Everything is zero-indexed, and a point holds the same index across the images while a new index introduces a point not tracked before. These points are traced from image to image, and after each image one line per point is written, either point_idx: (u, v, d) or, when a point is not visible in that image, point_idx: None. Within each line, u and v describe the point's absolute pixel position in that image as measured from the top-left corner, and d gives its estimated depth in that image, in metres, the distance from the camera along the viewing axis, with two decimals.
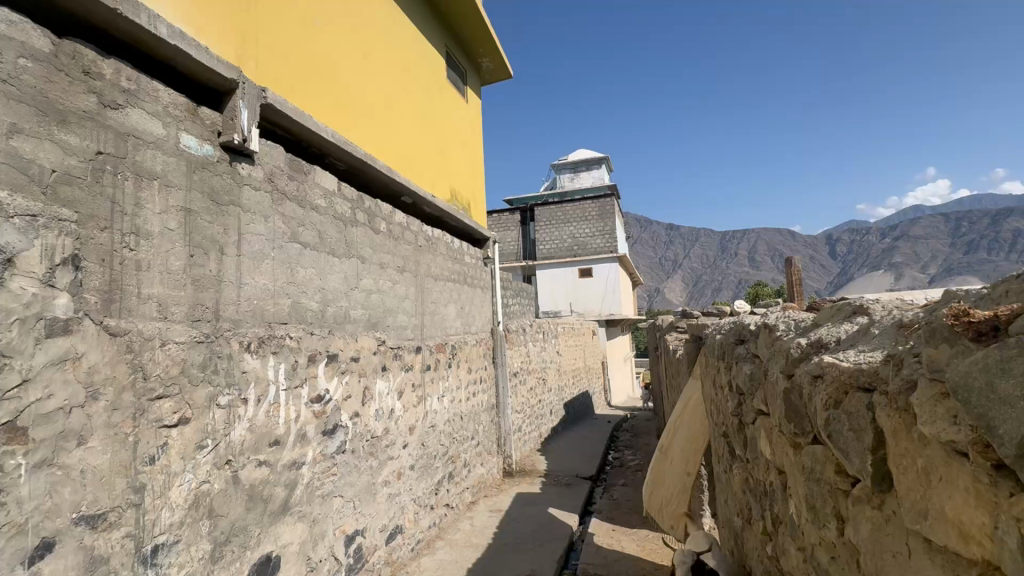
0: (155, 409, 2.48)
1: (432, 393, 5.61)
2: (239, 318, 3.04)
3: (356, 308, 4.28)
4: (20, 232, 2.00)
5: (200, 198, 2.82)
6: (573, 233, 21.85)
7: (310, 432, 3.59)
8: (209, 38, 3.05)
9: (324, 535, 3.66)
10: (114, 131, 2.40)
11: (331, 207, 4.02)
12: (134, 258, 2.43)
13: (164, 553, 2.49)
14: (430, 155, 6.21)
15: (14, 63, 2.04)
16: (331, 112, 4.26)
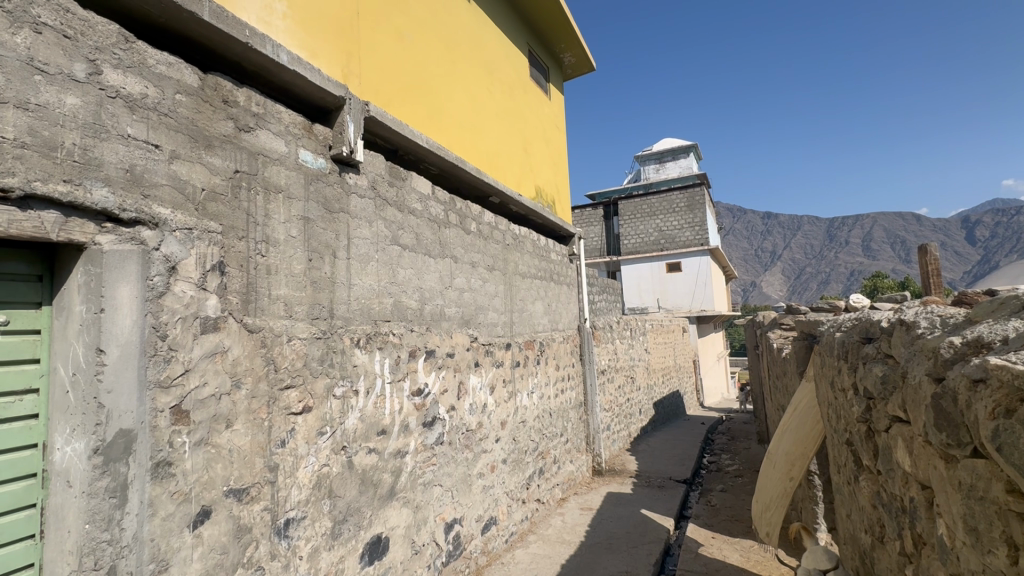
0: (284, 398, 2.78)
1: (522, 390, 5.69)
2: (350, 316, 3.30)
3: (450, 306, 4.46)
4: (180, 243, 2.33)
5: (316, 207, 3.10)
6: (659, 225, 21.09)
7: (412, 423, 3.82)
8: (319, 61, 3.35)
9: (426, 522, 3.87)
10: (247, 151, 2.71)
11: (426, 210, 4.23)
12: (265, 263, 2.73)
13: (294, 527, 2.78)
14: (514, 154, 6.28)
15: (173, 98, 2.38)
16: (424, 120, 4.48)
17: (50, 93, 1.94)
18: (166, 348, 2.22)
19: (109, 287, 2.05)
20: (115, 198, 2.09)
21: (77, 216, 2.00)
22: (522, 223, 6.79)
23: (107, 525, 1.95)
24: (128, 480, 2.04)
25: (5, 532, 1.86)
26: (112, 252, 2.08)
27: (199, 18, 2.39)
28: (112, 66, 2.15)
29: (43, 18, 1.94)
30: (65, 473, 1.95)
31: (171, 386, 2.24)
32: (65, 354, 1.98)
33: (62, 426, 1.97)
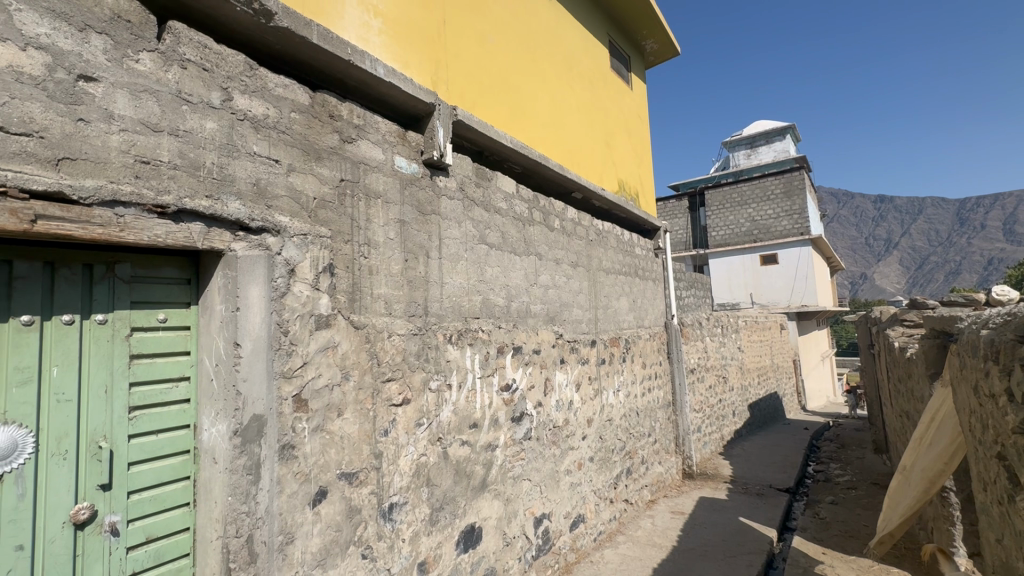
0: (386, 390, 2.97)
1: (608, 388, 5.60)
2: (443, 313, 3.45)
3: (536, 303, 4.50)
4: (298, 248, 2.57)
5: (410, 210, 3.28)
6: (752, 215, 19.69)
7: (501, 417, 3.91)
8: (411, 72, 3.54)
9: (516, 515, 3.95)
10: (350, 161, 2.92)
11: (511, 209, 4.29)
12: (367, 264, 2.94)
13: (397, 511, 2.96)
14: (596, 148, 6.18)
15: (289, 117, 2.63)
16: (506, 120, 4.54)
17: (194, 120, 2.23)
18: (288, 342, 2.47)
19: (242, 288, 2.32)
20: (244, 209, 2.35)
21: (216, 226, 2.27)
22: (606, 218, 6.66)
23: (244, 498, 2.22)
24: (261, 459, 2.30)
25: (168, 498, 2.19)
26: (244, 257, 2.35)
27: (309, 41, 2.61)
28: (240, 92, 2.42)
29: (187, 55, 2.23)
30: (211, 451, 2.24)
31: (293, 377, 2.48)
32: (209, 347, 2.28)
33: (208, 409, 2.27)
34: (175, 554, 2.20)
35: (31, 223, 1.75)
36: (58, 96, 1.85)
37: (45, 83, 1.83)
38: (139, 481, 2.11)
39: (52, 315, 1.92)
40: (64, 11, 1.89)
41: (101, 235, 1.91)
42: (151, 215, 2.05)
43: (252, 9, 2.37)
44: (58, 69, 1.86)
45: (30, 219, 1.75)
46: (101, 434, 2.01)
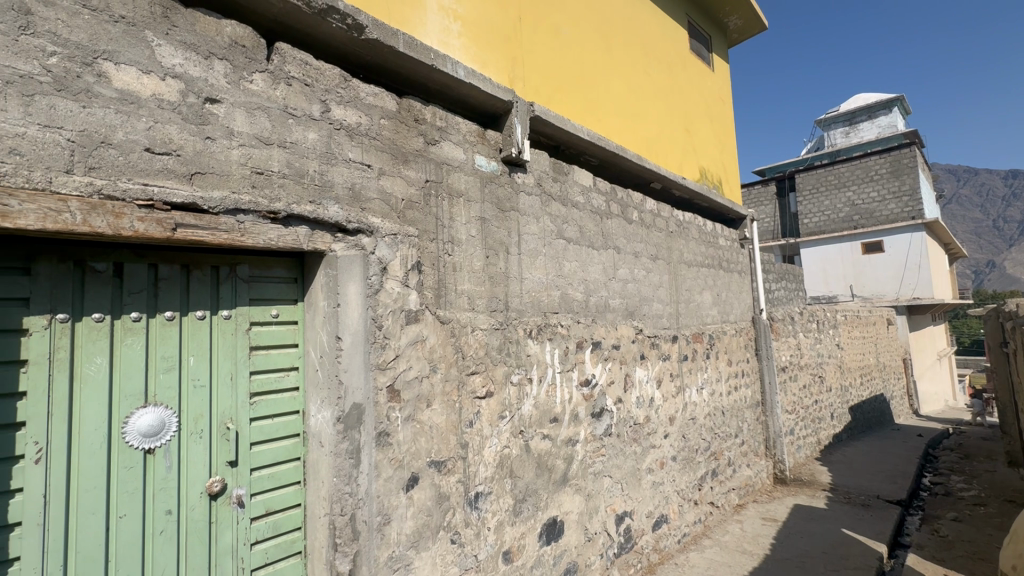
0: (471, 383, 3.07)
1: (690, 385, 5.38)
2: (523, 308, 3.50)
3: (615, 298, 4.42)
4: (389, 247, 2.72)
5: (490, 207, 3.35)
6: (851, 199, 17.90)
7: (581, 412, 3.89)
8: (489, 71, 3.61)
9: (597, 511, 3.92)
10: (434, 162, 3.04)
11: (588, 202, 4.24)
12: (451, 261, 3.05)
13: (483, 500, 3.06)
14: (676, 135, 5.93)
15: (379, 123, 2.78)
16: (582, 112, 4.49)
17: (298, 131, 2.43)
18: (382, 336, 2.63)
19: (342, 285, 2.50)
20: (342, 212, 2.53)
21: (319, 229, 2.47)
22: (687, 208, 6.36)
23: (347, 480, 2.41)
24: (361, 445, 2.48)
25: (283, 476, 2.43)
26: (343, 257, 2.53)
27: (396, 50, 2.74)
28: (336, 103, 2.60)
29: (292, 73, 2.44)
30: (318, 435, 2.44)
31: (387, 368, 2.64)
32: (314, 340, 2.48)
33: (314, 397, 2.47)
34: (290, 527, 2.43)
35: (172, 230, 2.00)
36: (190, 117, 2.10)
37: (180, 106, 2.07)
38: (259, 460, 2.35)
39: (188, 311, 2.19)
40: (193, 42, 2.13)
41: (226, 239, 2.14)
42: (265, 221, 2.28)
43: (346, 25, 2.53)
44: (190, 94, 2.10)
45: (171, 227, 1.99)
46: (229, 417, 2.27)
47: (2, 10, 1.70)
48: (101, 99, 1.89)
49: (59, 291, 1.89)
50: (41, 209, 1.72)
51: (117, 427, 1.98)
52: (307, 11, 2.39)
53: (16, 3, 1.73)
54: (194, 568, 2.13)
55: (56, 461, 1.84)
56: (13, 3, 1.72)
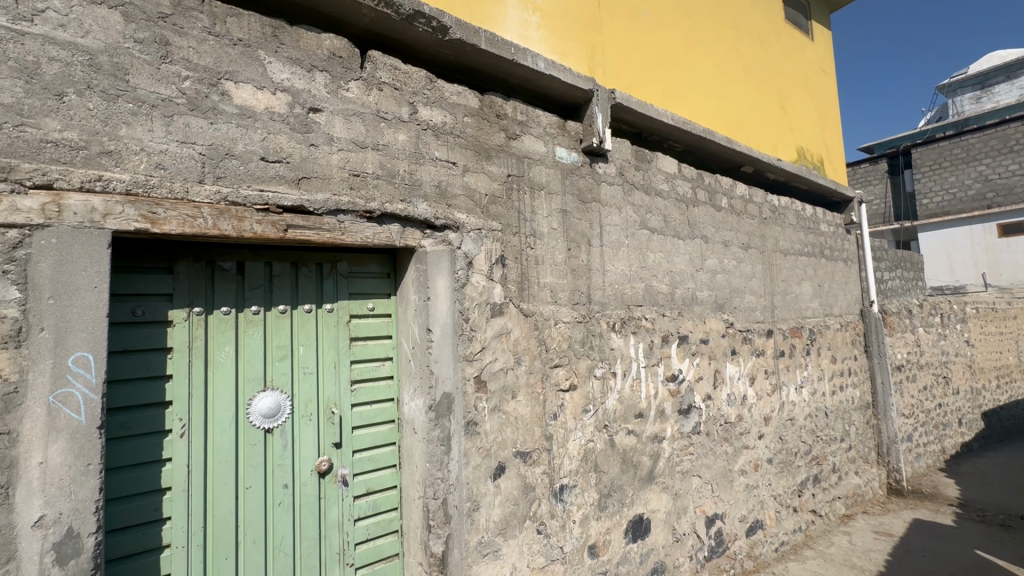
0: (554, 376, 3.07)
1: (788, 384, 4.98)
2: (606, 301, 3.44)
3: (702, 290, 4.19)
4: (474, 242, 2.79)
5: (572, 199, 3.31)
6: (984, 173, 15.53)
7: (668, 408, 3.75)
8: (568, 61, 3.57)
9: (686, 511, 3.77)
10: (516, 157, 3.06)
11: (673, 189, 4.05)
12: (534, 255, 3.06)
13: (568, 492, 3.06)
14: (770, 114, 5.48)
15: (463, 121, 2.85)
16: (666, 97, 4.29)
17: (390, 134, 2.56)
18: (468, 328, 2.71)
19: (431, 279, 2.61)
20: (430, 209, 2.63)
21: (410, 226, 2.58)
22: (783, 192, 5.88)
23: (439, 466, 2.52)
24: (451, 433, 2.58)
25: (381, 459, 2.59)
26: (432, 252, 2.63)
27: (478, 48, 2.80)
28: (423, 104, 2.70)
29: (383, 78, 2.57)
30: (411, 422, 2.57)
31: (474, 359, 2.72)
32: (407, 332, 2.62)
33: (408, 386, 2.61)
34: (388, 506, 2.60)
35: (284, 231, 2.20)
36: (297, 127, 2.28)
37: (288, 117, 2.26)
38: (360, 443, 2.53)
39: (298, 305, 2.40)
40: (298, 57, 2.32)
41: (329, 237, 2.32)
42: (362, 220, 2.43)
43: (431, 28, 2.62)
44: (296, 105, 2.29)
45: (284, 228, 2.19)
46: (334, 402, 2.46)
47: (147, 43, 1.96)
48: (225, 115, 2.11)
49: (195, 287, 2.15)
50: (181, 215, 1.96)
51: (243, 408, 2.22)
52: (396, 18, 2.51)
53: (157, 36, 1.98)
54: (307, 538, 2.34)
55: (196, 436, 2.10)
56: (155, 36, 1.97)
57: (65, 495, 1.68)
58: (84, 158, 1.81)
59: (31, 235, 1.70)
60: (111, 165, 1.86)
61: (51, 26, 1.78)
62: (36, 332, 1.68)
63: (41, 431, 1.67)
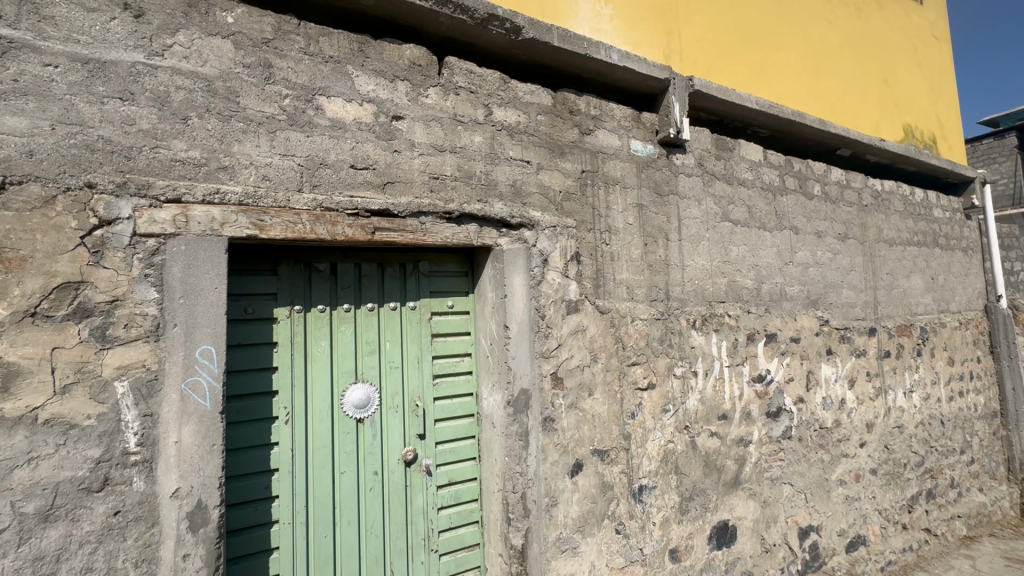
0: (632, 373, 3.01)
1: (895, 388, 4.51)
2: (686, 298, 3.31)
3: (792, 284, 3.90)
4: (550, 239, 2.80)
5: (648, 193, 3.22)
6: None
7: (754, 411, 3.53)
8: (643, 50, 3.47)
9: (776, 520, 3.54)
10: (590, 152, 3.03)
11: (759, 178, 3.80)
12: (609, 251, 3.01)
13: (647, 493, 2.99)
14: (871, 90, 4.98)
15: (536, 119, 2.87)
16: (749, 79, 4.03)
17: (466, 136, 2.63)
18: (545, 325, 2.73)
19: (508, 277, 2.65)
20: (506, 208, 2.68)
21: (487, 226, 2.65)
22: (888, 176, 5.30)
23: (518, 460, 2.57)
24: (529, 428, 2.62)
25: (461, 451, 2.69)
26: (508, 250, 2.68)
27: (551, 45, 2.80)
28: (498, 105, 2.75)
29: (459, 83, 2.65)
30: (490, 417, 2.65)
31: (550, 356, 2.73)
32: (485, 328, 2.69)
33: (486, 381, 2.68)
34: (469, 498, 2.69)
35: (372, 233, 2.34)
36: (381, 134, 2.42)
37: (374, 126, 2.40)
38: (442, 435, 2.63)
39: (385, 303, 2.55)
40: (382, 69, 2.45)
41: (412, 238, 2.44)
42: (442, 221, 2.52)
43: (505, 29, 2.66)
44: (381, 114, 2.42)
45: (371, 231, 2.34)
46: (417, 395, 2.58)
47: (254, 66, 2.16)
48: (319, 128, 2.28)
49: (295, 287, 2.35)
50: (284, 222, 2.15)
51: (337, 399, 2.40)
52: (471, 23, 2.58)
53: (262, 60, 2.18)
54: (395, 523, 2.49)
55: (298, 422, 2.30)
56: (260, 60, 2.18)
57: (195, 471, 1.92)
58: (205, 173, 2.04)
59: (165, 243, 1.94)
60: (227, 179, 2.08)
61: (177, 58, 2.03)
62: (170, 328, 1.93)
63: (176, 414, 1.91)
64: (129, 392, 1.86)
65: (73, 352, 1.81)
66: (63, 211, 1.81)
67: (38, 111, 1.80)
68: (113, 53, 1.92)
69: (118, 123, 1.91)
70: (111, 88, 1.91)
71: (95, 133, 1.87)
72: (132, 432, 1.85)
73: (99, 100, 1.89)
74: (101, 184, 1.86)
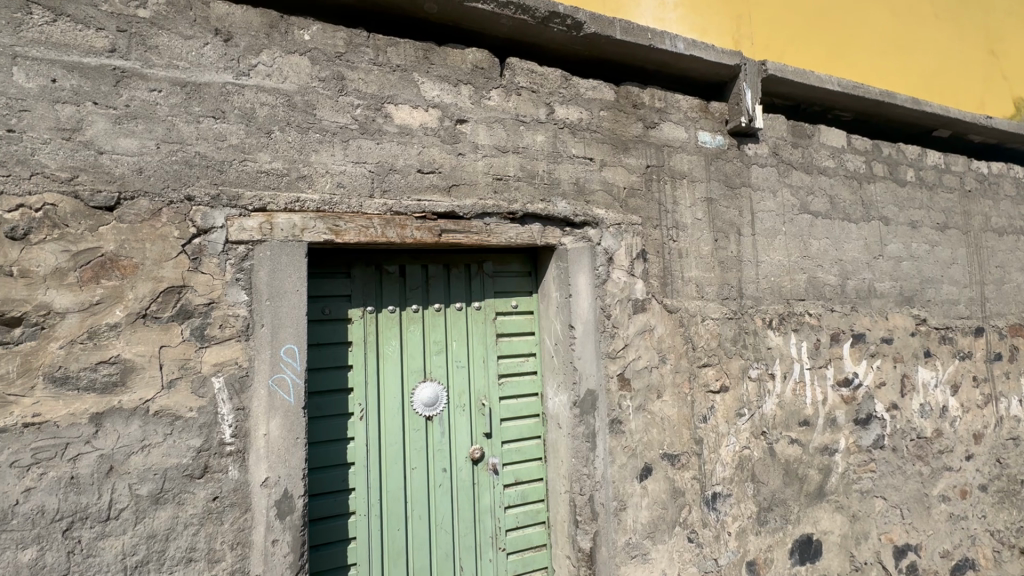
0: (703, 375, 2.88)
1: (1008, 395, 4.01)
2: (761, 296, 3.12)
3: (882, 280, 3.57)
4: (614, 237, 2.74)
5: (718, 186, 3.07)
6: None
7: (840, 417, 3.27)
8: (710, 37, 3.32)
9: (867, 537, 3.26)
10: (655, 146, 2.93)
11: (842, 165, 3.52)
12: (677, 248, 2.90)
13: (721, 501, 2.84)
14: (973, 63, 4.47)
15: (599, 115, 2.82)
16: (829, 60, 3.75)
17: (529, 136, 2.63)
18: (611, 325, 2.68)
19: (572, 276, 2.63)
20: (569, 207, 2.66)
21: (551, 225, 2.63)
22: (995, 158, 4.74)
23: (585, 462, 2.55)
24: (595, 430, 2.58)
25: (528, 451, 2.69)
26: (572, 249, 2.65)
27: (614, 38, 2.74)
28: (560, 103, 2.73)
29: (521, 83, 2.66)
30: (556, 417, 2.63)
31: (616, 357, 2.68)
32: (549, 328, 2.68)
33: (552, 381, 2.66)
34: (535, 498, 2.68)
35: (439, 236, 2.40)
36: (446, 138, 2.47)
37: (439, 131, 2.46)
38: (508, 434, 2.65)
39: (452, 303, 2.60)
40: (446, 74, 2.51)
41: (477, 239, 2.48)
42: (506, 221, 2.54)
43: (566, 26, 2.64)
44: (445, 119, 2.48)
45: (438, 233, 2.40)
46: (483, 395, 2.61)
47: (329, 80, 2.28)
48: (388, 135, 2.36)
49: (367, 288, 2.45)
50: (357, 226, 2.25)
51: (408, 397, 2.47)
52: (532, 22, 2.58)
53: (335, 73, 2.29)
54: (463, 520, 2.53)
55: (372, 419, 2.40)
56: (334, 74, 2.29)
57: (282, 462, 2.05)
58: (286, 183, 2.17)
59: (253, 249, 2.09)
60: (306, 188, 2.20)
61: (261, 77, 2.18)
62: (258, 328, 2.07)
63: (264, 408, 2.05)
64: (224, 387, 2.02)
65: (177, 350, 1.98)
66: (167, 222, 1.99)
67: (145, 132, 1.99)
68: (206, 76, 2.09)
69: (212, 140, 2.08)
70: (205, 108, 2.08)
71: (192, 150, 2.05)
72: (227, 424, 2.01)
73: (196, 120, 2.06)
74: (198, 197, 2.03)
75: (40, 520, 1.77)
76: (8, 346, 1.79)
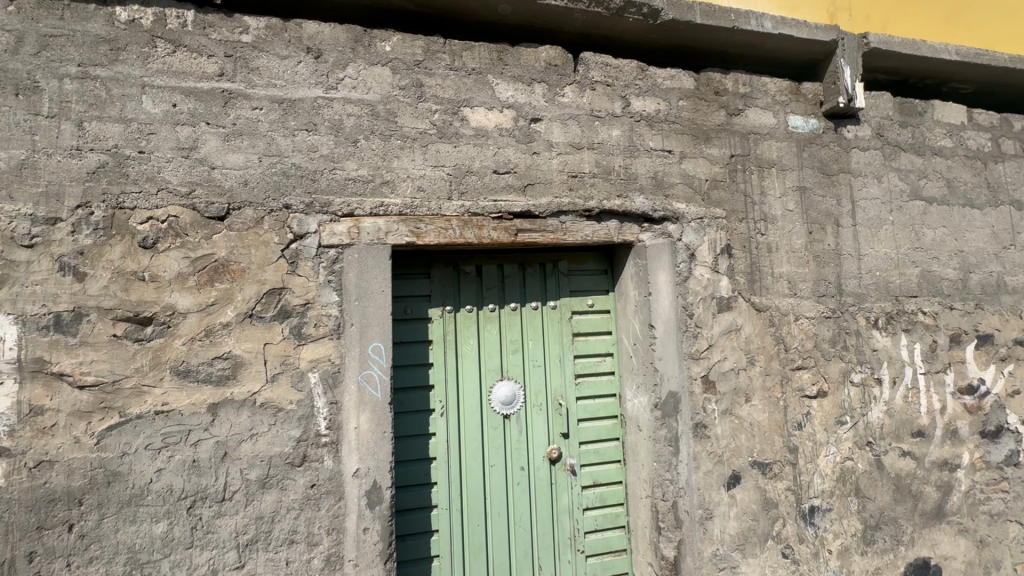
0: (797, 378, 2.67)
1: None
2: (864, 293, 2.84)
3: (1014, 273, 3.12)
4: (696, 232, 2.62)
5: (812, 173, 2.83)
6: None
7: (963, 428, 2.90)
8: (802, 13, 3.07)
9: (998, 566, 2.86)
10: (740, 134, 2.75)
11: (961, 144, 3.11)
12: (766, 242, 2.71)
13: (820, 516, 2.62)
14: None
15: (677, 105, 2.69)
16: (944, 26, 3.33)
17: (604, 131, 2.57)
18: (694, 325, 2.56)
19: (652, 274, 2.54)
20: (648, 202, 2.57)
21: (628, 222, 2.56)
22: None
23: (667, 467, 2.46)
24: (678, 434, 2.48)
25: (606, 453, 2.63)
26: (652, 246, 2.56)
27: (694, 23, 2.61)
28: (635, 95, 2.64)
29: (595, 77, 2.60)
30: (635, 419, 2.56)
31: (700, 358, 2.55)
32: (627, 328, 2.61)
33: (631, 382, 2.59)
34: (615, 501, 2.62)
35: (515, 235, 2.42)
36: (521, 138, 2.47)
37: (514, 131, 2.47)
38: (586, 435, 2.61)
39: (528, 302, 2.60)
40: (520, 74, 2.51)
41: (553, 238, 2.47)
42: (583, 219, 2.50)
43: (642, 15, 2.55)
44: (520, 119, 2.48)
45: (514, 233, 2.41)
46: (561, 395, 2.59)
47: (408, 88, 2.36)
48: (464, 138, 2.41)
49: (446, 288, 2.51)
50: (437, 228, 2.32)
51: (486, 395, 2.51)
52: (607, 14, 2.52)
53: (414, 80, 2.37)
54: (542, 519, 2.53)
55: (452, 416, 2.46)
56: (413, 81, 2.37)
57: (371, 454, 2.16)
58: (371, 189, 2.28)
59: (343, 253, 2.21)
60: (389, 193, 2.30)
61: (348, 89, 2.30)
62: (348, 327, 2.20)
63: (355, 403, 2.17)
64: (319, 382, 2.16)
65: (278, 347, 2.14)
66: (269, 229, 2.16)
67: (250, 147, 2.17)
68: (300, 92, 2.25)
69: (306, 151, 2.23)
70: (300, 122, 2.23)
71: (289, 161, 2.21)
72: (322, 416, 2.15)
73: (292, 133, 2.22)
74: (295, 205, 2.19)
75: (169, 497, 1.99)
76: (141, 343, 2.02)
